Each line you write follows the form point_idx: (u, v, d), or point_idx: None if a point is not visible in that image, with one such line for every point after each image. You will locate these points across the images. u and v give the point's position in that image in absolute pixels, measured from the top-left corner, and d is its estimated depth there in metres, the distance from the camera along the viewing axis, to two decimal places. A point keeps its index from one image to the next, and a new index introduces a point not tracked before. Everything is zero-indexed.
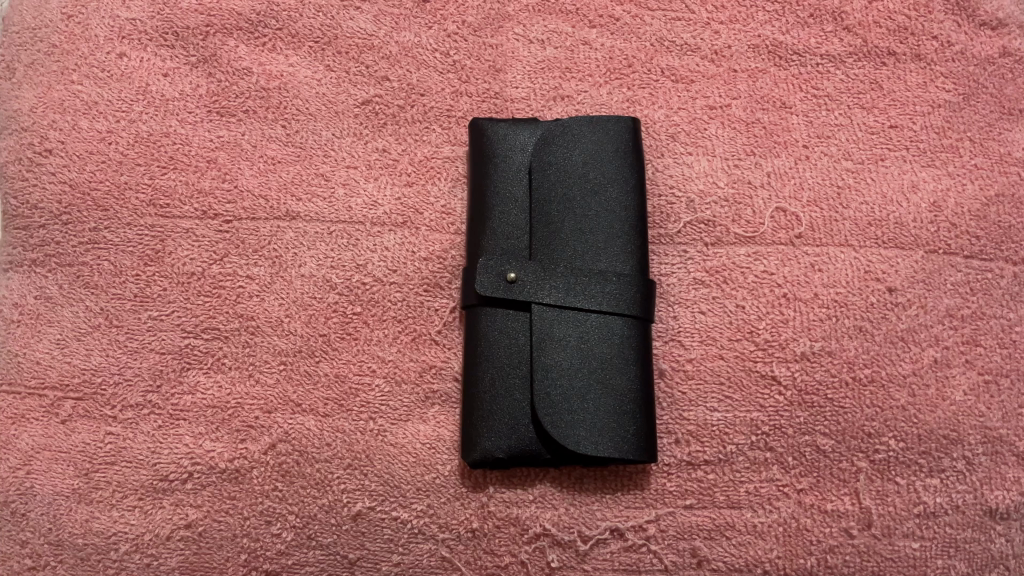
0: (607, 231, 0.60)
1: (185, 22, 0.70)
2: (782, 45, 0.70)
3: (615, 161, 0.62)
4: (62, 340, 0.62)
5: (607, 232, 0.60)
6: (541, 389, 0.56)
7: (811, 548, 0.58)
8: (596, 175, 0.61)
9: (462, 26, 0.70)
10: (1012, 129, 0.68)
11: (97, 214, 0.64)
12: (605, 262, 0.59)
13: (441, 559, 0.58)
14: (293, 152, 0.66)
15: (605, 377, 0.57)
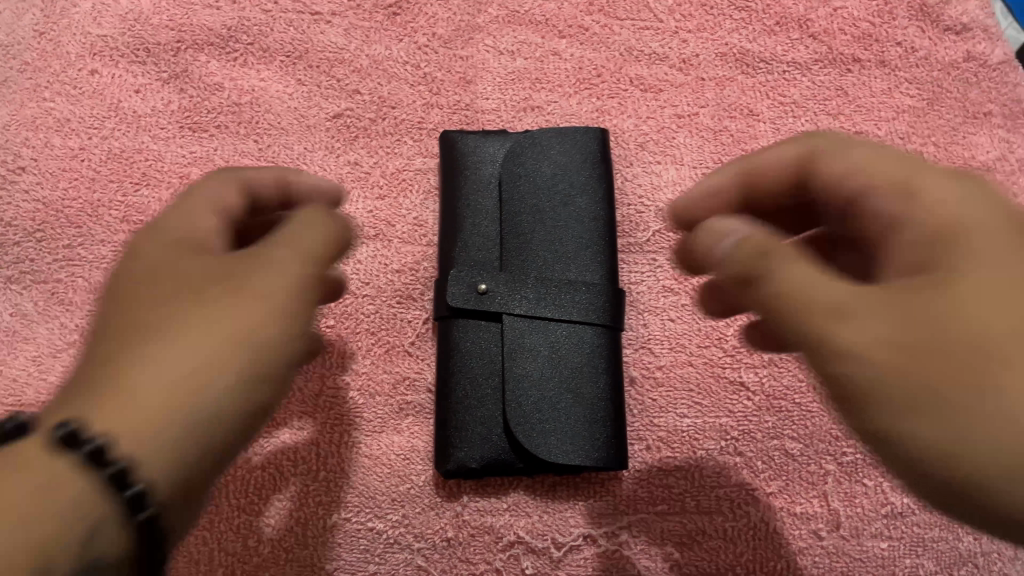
0: (578, 242, 0.61)
1: (156, 38, 0.70)
2: (748, 53, 0.71)
3: (585, 172, 0.63)
4: (36, 358, 0.62)
5: (578, 243, 0.61)
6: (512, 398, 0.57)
7: (782, 550, 0.59)
8: (566, 186, 0.62)
9: (433, 38, 0.71)
10: (976, 133, 0.70)
11: (71, 231, 0.65)
12: (575, 272, 0.60)
13: (417, 568, 0.58)
14: (266, 166, 0.67)
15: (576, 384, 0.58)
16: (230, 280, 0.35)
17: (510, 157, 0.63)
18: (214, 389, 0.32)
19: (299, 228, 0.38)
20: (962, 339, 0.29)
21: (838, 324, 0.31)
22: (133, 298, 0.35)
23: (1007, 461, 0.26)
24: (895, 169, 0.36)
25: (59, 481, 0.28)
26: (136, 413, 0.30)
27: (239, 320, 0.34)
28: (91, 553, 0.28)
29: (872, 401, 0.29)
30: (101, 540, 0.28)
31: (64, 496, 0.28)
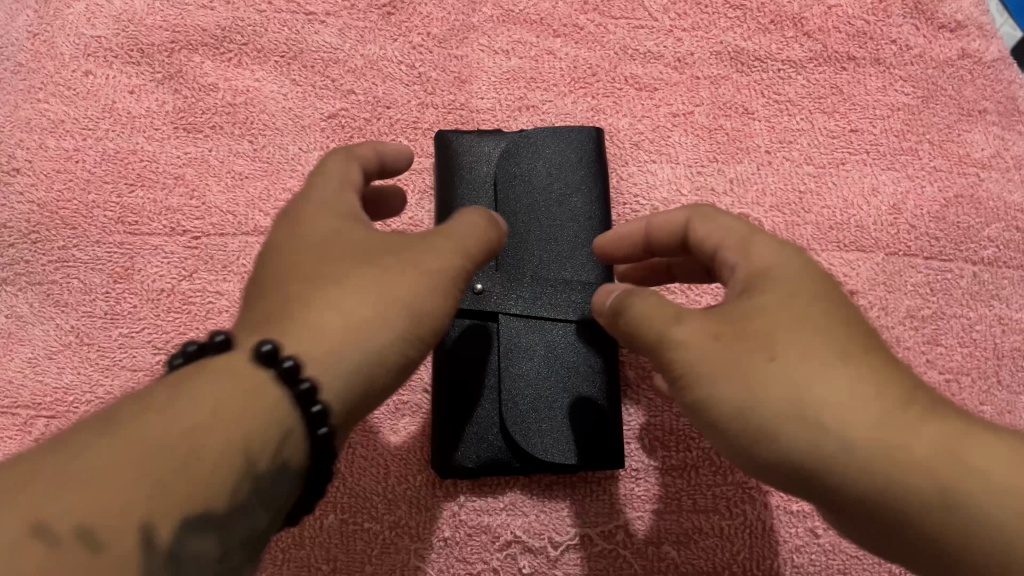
0: (573, 242, 0.61)
1: (150, 39, 0.70)
2: (743, 52, 0.71)
3: (580, 172, 0.63)
4: (32, 360, 0.62)
5: (573, 243, 0.61)
6: (507, 399, 0.57)
7: (778, 548, 0.59)
8: (561, 186, 0.62)
9: (428, 38, 0.71)
10: (970, 130, 0.70)
11: (66, 233, 0.65)
12: (571, 272, 0.60)
13: (414, 569, 0.58)
14: (261, 167, 0.67)
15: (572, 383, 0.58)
16: (385, 250, 0.40)
17: (505, 158, 0.62)
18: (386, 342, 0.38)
19: (463, 224, 0.44)
20: (762, 336, 0.37)
21: (672, 325, 0.39)
22: (313, 254, 0.40)
23: (779, 421, 0.35)
24: (740, 227, 0.44)
25: (256, 391, 0.33)
26: (326, 354, 0.36)
27: (399, 285, 0.39)
28: (277, 456, 0.33)
29: (691, 386, 0.38)
30: (287, 447, 0.34)
31: (268, 403, 0.33)
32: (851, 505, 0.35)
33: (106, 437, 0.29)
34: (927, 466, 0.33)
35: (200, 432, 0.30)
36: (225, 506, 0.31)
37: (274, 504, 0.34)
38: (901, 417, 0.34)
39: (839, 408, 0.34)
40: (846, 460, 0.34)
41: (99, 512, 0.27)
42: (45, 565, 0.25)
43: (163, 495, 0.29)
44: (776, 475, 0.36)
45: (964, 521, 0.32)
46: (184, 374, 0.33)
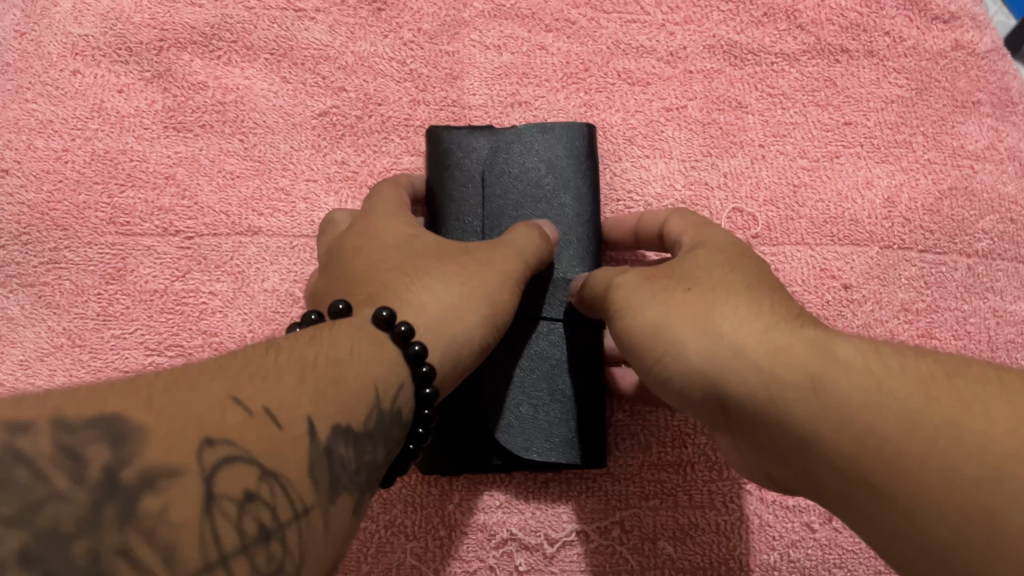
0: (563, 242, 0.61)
1: (138, 37, 0.70)
2: (736, 45, 0.71)
3: (571, 171, 0.62)
4: (25, 362, 0.61)
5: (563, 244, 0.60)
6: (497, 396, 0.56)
7: (774, 543, 0.59)
8: (551, 187, 0.62)
9: (418, 33, 0.70)
10: (964, 122, 0.70)
11: (56, 234, 0.64)
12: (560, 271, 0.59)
13: (410, 568, 0.58)
14: (252, 166, 0.66)
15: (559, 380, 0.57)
16: (462, 254, 0.50)
17: (497, 155, 0.62)
18: (471, 318, 0.46)
19: (524, 229, 0.54)
20: (686, 275, 0.46)
21: (616, 276, 0.49)
22: (397, 247, 0.49)
23: (682, 332, 0.42)
24: (698, 220, 0.53)
25: (381, 343, 0.40)
26: (425, 320, 0.44)
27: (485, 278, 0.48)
28: (396, 400, 0.39)
29: (625, 316, 0.46)
30: (403, 396, 0.40)
31: (388, 355, 0.40)
32: (744, 410, 0.39)
33: (280, 354, 0.35)
34: (800, 365, 0.38)
35: (344, 364, 0.37)
36: (365, 428, 0.36)
37: (391, 444, 0.38)
38: (782, 335, 0.40)
39: (733, 323, 0.41)
40: (733, 360, 0.40)
41: (280, 399, 0.32)
42: (248, 424, 0.31)
43: (324, 401, 0.34)
44: (686, 388, 0.42)
45: (827, 410, 0.35)
46: (328, 324, 0.40)
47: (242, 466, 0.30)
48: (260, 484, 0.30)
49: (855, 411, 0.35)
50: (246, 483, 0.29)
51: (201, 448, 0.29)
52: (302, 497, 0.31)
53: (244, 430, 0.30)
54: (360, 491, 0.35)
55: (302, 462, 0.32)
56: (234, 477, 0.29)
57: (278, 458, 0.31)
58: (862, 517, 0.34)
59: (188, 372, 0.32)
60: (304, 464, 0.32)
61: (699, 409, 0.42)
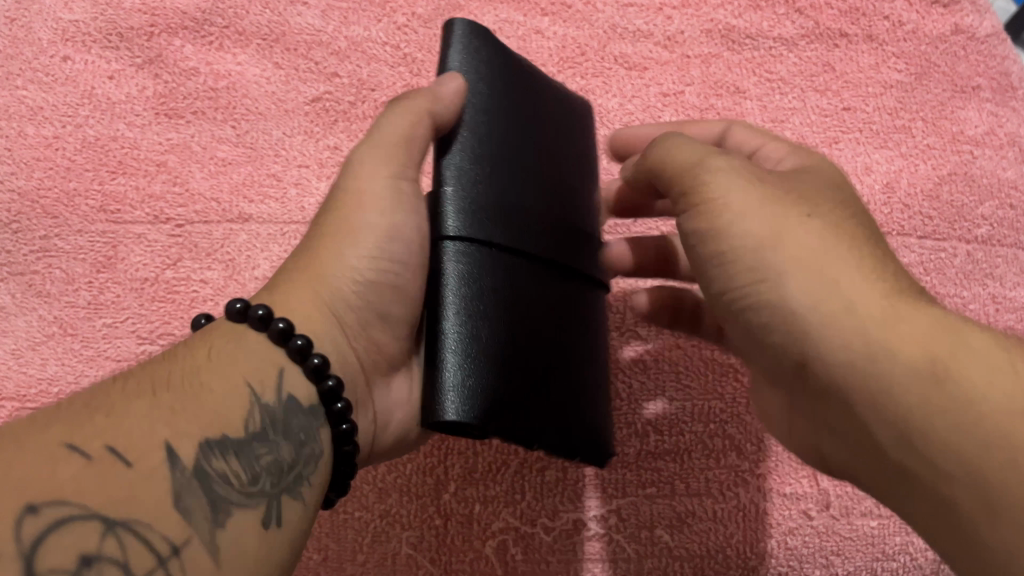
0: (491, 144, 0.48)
1: (129, 23, 0.69)
2: (734, 30, 0.71)
3: (499, 75, 0.51)
4: (16, 351, 0.60)
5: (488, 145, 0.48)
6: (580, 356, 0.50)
7: (772, 531, 0.58)
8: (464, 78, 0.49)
9: (413, 18, 0.70)
10: (964, 107, 0.69)
11: (47, 222, 0.63)
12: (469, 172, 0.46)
13: (405, 558, 0.57)
14: (244, 153, 0.66)
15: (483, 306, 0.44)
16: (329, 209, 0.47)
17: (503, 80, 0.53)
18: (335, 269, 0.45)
19: (389, 121, 0.47)
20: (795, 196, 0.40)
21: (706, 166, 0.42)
22: None
23: (795, 264, 0.38)
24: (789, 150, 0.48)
25: (247, 344, 0.40)
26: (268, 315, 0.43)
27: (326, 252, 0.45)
28: (281, 393, 0.40)
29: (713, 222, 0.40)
30: (288, 383, 0.40)
31: (254, 351, 0.40)
32: (834, 372, 0.37)
33: (134, 382, 0.36)
34: (922, 336, 0.35)
35: (204, 375, 0.38)
36: (245, 433, 0.37)
37: (296, 440, 0.39)
38: (902, 299, 0.36)
39: (855, 270, 0.37)
40: (843, 316, 0.36)
41: (127, 435, 0.34)
42: (85, 471, 0.32)
43: (180, 423, 0.35)
44: (771, 329, 0.39)
45: (951, 398, 0.34)
46: (192, 338, 0.40)
47: (82, 525, 0.31)
48: (105, 537, 0.31)
49: (986, 408, 0.33)
50: (86, 541, 0.30)
51: (23, 517, 0.30)
52: (170, 533, 0.33)
53: (79, 480, 0.31)
54: (263, 499, 0.37)
55: (164, 493, 0.33)
56: (73, 538, 0.30)
57: (131, 500, 0.32)
58: (939, 514, 0.35)
59: (22, 424, 0.33)
60: (166, 495, 0.33)
61: (772, 353, 0.40)
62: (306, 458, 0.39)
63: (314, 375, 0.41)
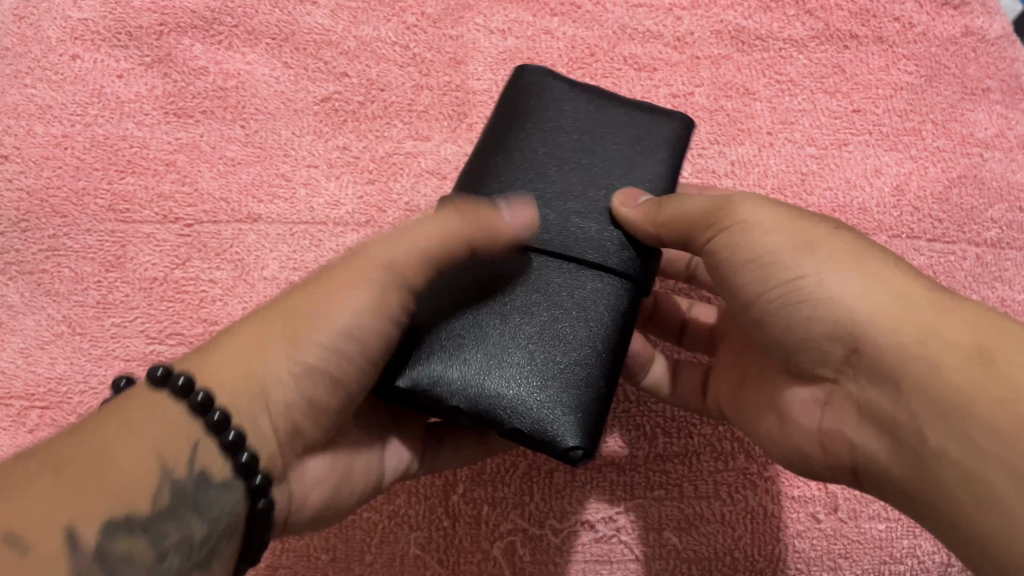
0: (533, 165, 0.48)
1: (138, 22, 0.69)
2: (744, 31, 0.70)
3: (586, 114, 0.50)
4: (24, 350, 0.61)
5: (531, 168, 0.48)
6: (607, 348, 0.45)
7: (780, 533, 0.58)
8: (546, 110, 0.50)
9: (422, 17, 0.70)
10: (974, 110, 0.69)
11: (56, 221, 0.63)
12: (501, 189, 0.47)
13: (413, 558, 0.57)
14: (254, 152, 0.66)
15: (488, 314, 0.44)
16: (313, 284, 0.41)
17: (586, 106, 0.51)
18: (283, 358, 0.39)
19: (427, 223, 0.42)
20: (826, 217, 0.42)
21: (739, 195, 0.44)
22: None
23: (830, 264, 0.39)
24: None
25: (163, 407, 0.36)
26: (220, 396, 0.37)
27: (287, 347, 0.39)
28: (194, 464, 0.36)
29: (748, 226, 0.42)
30: (203, 454, 0.36)
31: (170, 416, 0.36)
32: (881, 356, 0.37)
33: (38, 456, 0.33)
34: (968, 329, 0.35)
35: (111, 446, 0.34)
36: (155, 510, 0.34)
37: (213, 511, 0.36)
38: (947, 297, 0.37)
39: (895, 273, 0.38)
40: (892, 304, 0.37)
41: (24, 522, 0.31)
42: None
43: (85, 504, 0.32)
44: (813, 317, 0.39)
45: (992, 385, 0.34)
46: (108, 404, 0.36)
47: None
48: None
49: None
50: None
51: None
52: None
53: None
54: None
55: None
56: None
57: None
58: (978, 505, 0.33)
59: None
60: None
61: (814, 344, 0.40)
62: (224, 530, 0.37)
63: (234, 447, 0.37)
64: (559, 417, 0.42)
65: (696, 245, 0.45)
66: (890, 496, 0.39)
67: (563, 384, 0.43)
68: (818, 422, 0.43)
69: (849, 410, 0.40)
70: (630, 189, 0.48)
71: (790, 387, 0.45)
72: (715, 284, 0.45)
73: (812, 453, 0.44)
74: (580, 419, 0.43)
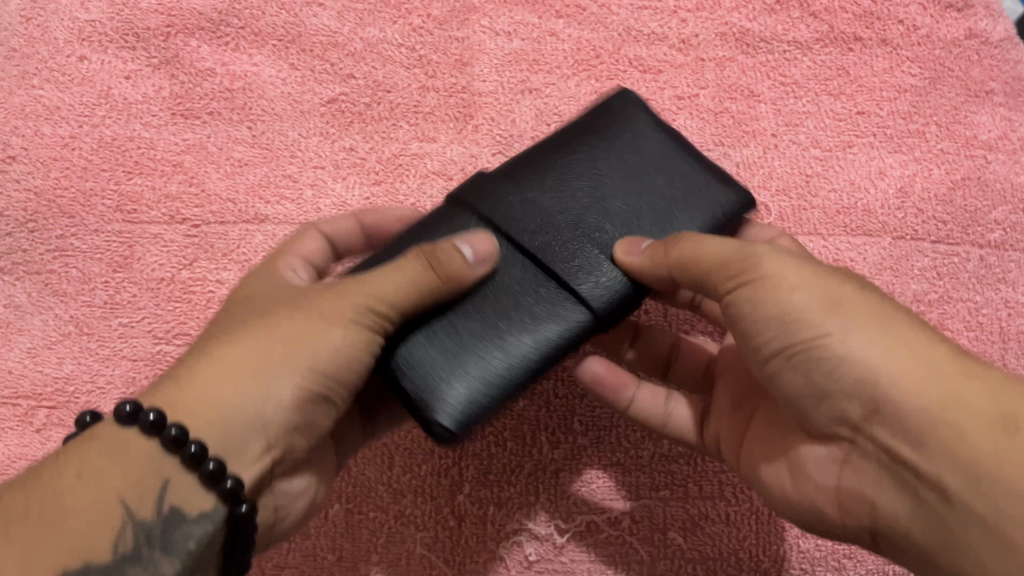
0: (595, 181, 0.50)
1: (146, 24, 0.69)
2: (749, 33, 0.71)
3: (685, 162, 0.52)
4: (31, 350, 0.61)
5: (572, 180, 0.50)
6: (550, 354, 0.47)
7: (784, 534, 0.59)
8: (622, 141, 0.52)
9: (428, 19, 0.70)
10: (977, 112, 0.69)
11: (63, 221, 0.64)
12: (558, 186, 0.50)
13: (420, 558, 0.57)
14: (260, 153, 0.66)
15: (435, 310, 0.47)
16: (280, 325, 0.44)
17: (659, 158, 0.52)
18: (271, 385, 0.43)
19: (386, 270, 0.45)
20: (846, 276, 0.44)
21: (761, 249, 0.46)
22: (262, 302, 0.48)
23: (857, 327, 0.41)
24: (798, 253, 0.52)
25: (129, 450, 0.39)
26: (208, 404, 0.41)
27: (267, 375, 0.43)
28: (161, 506, 0.39)
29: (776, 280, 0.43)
30: (170, 495, 0.39)
31: (133, 456, 0.39)
32: (909, 418, 0.40)
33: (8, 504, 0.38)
34: (988, 395, 0.39)
35: (72, 494, 0.38)
36: (113, 555, 0.37)
37: (182, 548, 0.39)
38: (965, 362, 0.40)
39: (916, 337, 0.41)
40: (915, 369, 0.40)
41: None
42: None
43: (40, 552, 0.36)
44: (842, 374, 0.41)
45: (1016, 444, 0.37)
46: (86, 435, 0.40)
47: None
48: None
49: None
50: None
51: None
52: None
53: None
54: None
55: None
56: None
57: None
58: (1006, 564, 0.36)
59: None
60: None
61: (834, 400, 0.42)
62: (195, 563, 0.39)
63: (210, 480, 0.40)
64: (454, 400, 0.45)
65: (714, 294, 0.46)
66: (914, 554, 0.41)
67: (478, 377, 0.45)
68: (837, 479, 0.44)
69: (870, 466, 0.42)
70: (632, 239, 0.48)
71: (803, 446, 0.46)
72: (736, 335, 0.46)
73: (828, 510, 0.45)
74: (469, 411, 0.45)
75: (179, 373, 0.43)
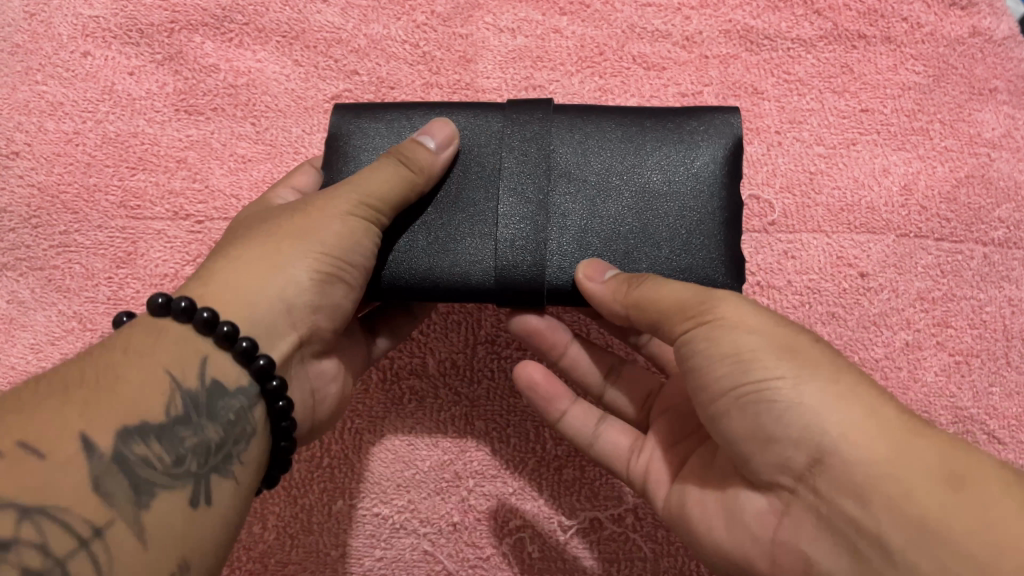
0: (620, 167, 0.50)
1: (149, 19, 0.69)
2: (753, 30, 0.71)
3: (720, 188, 0.50)
4: (35, 346, 0.61)
5: (597, 152, 0.51)
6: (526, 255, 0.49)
7: None
8: (665, 153, 0.51)
9: (431, 16, 0.70)
10: (981, 110, 0.69)
11: (66, 217, 0.64)
12: (584, 145, 0.51)
13: (423, 553, 0.57)
14: (264, 149, 0.66)
15: (402, 227, 0.50)
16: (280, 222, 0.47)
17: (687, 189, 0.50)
18: (281, 264, 0.44)
19: (371, 173, 0.47)
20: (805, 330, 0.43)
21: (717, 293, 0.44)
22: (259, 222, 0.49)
23: (807, 374, 0.39)
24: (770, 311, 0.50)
25: (167, 333, 0.40)
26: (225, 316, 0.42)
27: (276, 263, 0.44)
28: (204, 378, 0.40)
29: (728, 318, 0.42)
30: (212, 367, 0.41)
31: (174, 337, 0.40)
32: (851, 471, 0.37)
33: (46, 383, 0.37)
34: (934, 459, 0.36)
35: (120, 366, 0.38)
36: (168, 417, 0.38)
37: (224, 420, 0.40)
38: (918, 425, 0.38)
39: (867, 392, 0.39)
40: (862, 421, 0.38)
41: (38, 429, 0.34)
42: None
43: (96, 413, 0.36)
44: (784, 418, 0.39)
45: (962, 511, 0.35)
46: (115, 335, 0.41)
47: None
48: (22, 524, 0.32)
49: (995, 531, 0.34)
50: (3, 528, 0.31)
51: None
52: (92, 516, 0.34)
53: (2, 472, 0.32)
54: (192, 482, 0.38)
55: (82, 481, 0.34)
56: None
57: (45, 492, 0.33)
58: None
59: None
60: (84, 481, 0.34)
61: (777, 446, 0.39)
62: (235, 437, 0.41)
63: (244, 357, 0.41)
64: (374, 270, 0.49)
65: (667, 331, 0.45)
66: None
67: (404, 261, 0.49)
68: (772, 531, 0.41)
69: (808, 522, 0.39)
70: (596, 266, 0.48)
71: (741, 492, 0.43)
72: (685, 373, 0.44)
73: (760, 563, 0.42)
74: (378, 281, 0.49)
75: (203, 271, 0.45)
